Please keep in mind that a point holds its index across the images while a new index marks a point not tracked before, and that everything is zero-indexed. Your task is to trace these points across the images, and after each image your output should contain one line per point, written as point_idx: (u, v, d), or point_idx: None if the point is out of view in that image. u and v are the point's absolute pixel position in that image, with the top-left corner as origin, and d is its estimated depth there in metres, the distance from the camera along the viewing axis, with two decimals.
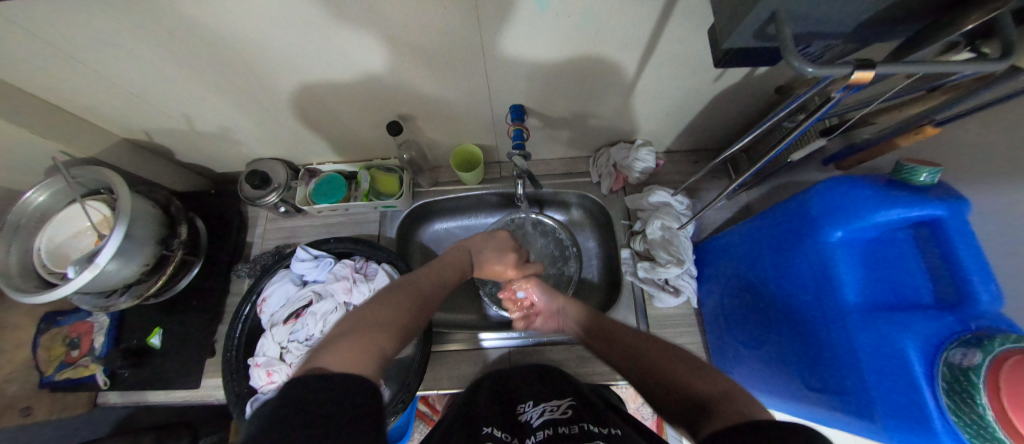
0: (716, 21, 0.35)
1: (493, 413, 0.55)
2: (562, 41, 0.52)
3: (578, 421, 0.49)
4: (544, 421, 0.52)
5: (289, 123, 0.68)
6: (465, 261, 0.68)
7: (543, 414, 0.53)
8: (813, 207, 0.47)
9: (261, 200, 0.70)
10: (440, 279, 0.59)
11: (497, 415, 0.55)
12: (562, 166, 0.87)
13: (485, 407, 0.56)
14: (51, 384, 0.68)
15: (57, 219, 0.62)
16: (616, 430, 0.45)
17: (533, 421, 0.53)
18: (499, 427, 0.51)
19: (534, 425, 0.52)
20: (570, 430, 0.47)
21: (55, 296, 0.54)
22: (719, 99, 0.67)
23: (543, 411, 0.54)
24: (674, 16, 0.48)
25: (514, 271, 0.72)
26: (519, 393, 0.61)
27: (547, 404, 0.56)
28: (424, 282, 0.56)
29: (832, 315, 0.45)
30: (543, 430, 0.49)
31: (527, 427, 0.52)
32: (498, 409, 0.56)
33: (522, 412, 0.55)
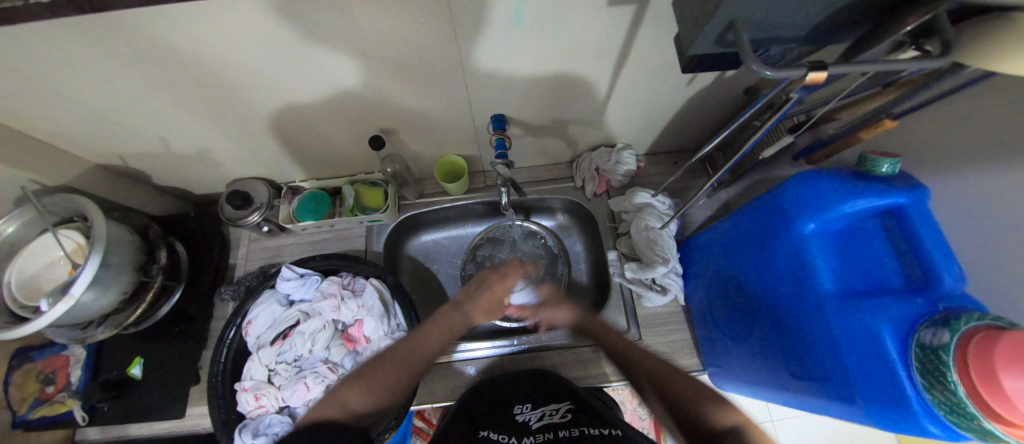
0: (681, 28, 0.36)
1: (491, 419, 0.56)
2: (538, 53, 0.54)
3: (577, 425, 0.49)
4: (543, 425, 0.52)
5: (270, 142, 0.68)
6: (458, 318, 0.65)
7: (541, 419, 0.54)
8: (786, 201, 0.49)
9: (243, 220, 0.69)
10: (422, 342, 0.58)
11: (496, 421, 0.55)
12: (546, 173, 0.88)
13: (483, 414, 0.57)
14: (25, 422, 0.64)
15: (29, 250, 0.61)
16: (615, 431, 0.46)
17: (532, 423, 0.53)
18: (498, 432, 0.52)
19: (533, 428, 0.52)
20: (570, 434, 0.48)
21: (27, 330, 0.52)
22: (694, 102, 0.69)
23: (541, 414, 0.55)
24: (644, 24, 0.50)
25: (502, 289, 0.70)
26: (515, 396, 0.61)
27: (546, 409, 0.56)
28: (404, 346, 0.57)
29: (810, 304, 0.47)
30: (542, 433, 0.50)
31: (525, 430, 0.52)
32: (496, 414, 0.57)
33: (520, 415, 0.56)
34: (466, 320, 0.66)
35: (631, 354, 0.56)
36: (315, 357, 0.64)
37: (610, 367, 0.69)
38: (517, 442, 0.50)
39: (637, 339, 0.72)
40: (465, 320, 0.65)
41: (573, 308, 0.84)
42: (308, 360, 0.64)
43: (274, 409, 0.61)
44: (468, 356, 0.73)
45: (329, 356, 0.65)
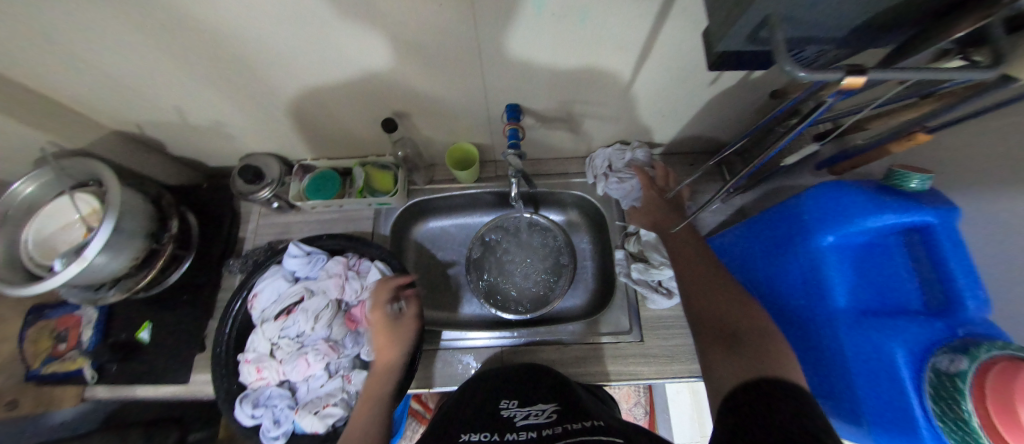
0: (710, 23, 0.34)
1: (474, 415, 0.55)
2: (558, 42, 0.52)
3: (561, 423, 0.49)
4: (527, 423, 0.52)
5: (284, 119, 0.68)
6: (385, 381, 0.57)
7: (526, 417, 0.53)
8: (806, 212, 0.47)
9: (254, 195, 0.70)
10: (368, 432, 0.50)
11: (479, 417, 0.54)
12: (558, 167, 0.87)
13: (468, 409, 0.56)
14: (39, 377, 0.67)
15: (45, 211, 0.61)
16: (597, 423, 0.47)
17: (516, 421, 0.53)
18: (477, 431, 0.50)
19: (517, 424, 0.52)
20: (552, 431, 0.47)
21: (41, 289, 0.53)
22: (716, 102, 0.67)
23: (527, 413, 0.54)
24: (671, 16, 0.48)
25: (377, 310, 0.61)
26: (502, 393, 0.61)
27: (532, 408, 0.55)
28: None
29: (822, 318, 0.45)
30: (525, 431, 0.50)
31: (509, 425, 0.52)
32: (480, 411, 0.56)
33: (505, 411, 0.55)
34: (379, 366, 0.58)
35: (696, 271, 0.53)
36: (317, 335, 0.63)
37: (610, 366, 0.69)
38: (498, 437, 0.49)
39: (638, 341, 0.71)
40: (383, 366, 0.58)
41: (576, 304, 0.83)
42: (309, 337, 0.63)
43: (274, 382, 0.62)
44: (467, 346, 0.73)
45: (332, 334, 0.64)
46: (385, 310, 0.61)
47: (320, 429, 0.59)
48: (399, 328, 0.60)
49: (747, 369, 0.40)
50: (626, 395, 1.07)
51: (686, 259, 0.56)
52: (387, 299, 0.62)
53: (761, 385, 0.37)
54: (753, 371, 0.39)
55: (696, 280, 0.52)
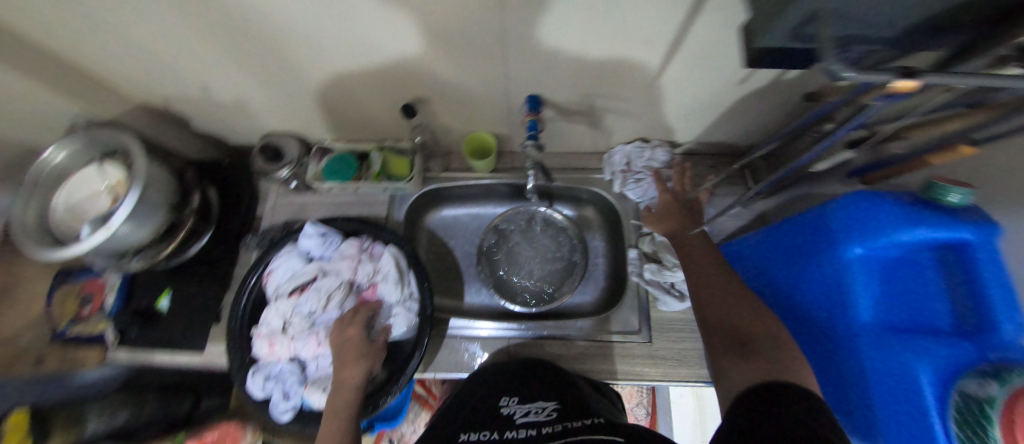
0: (752, 16, 0.33)
1: (475, 413, 0.56)
2: (584, 31, 0.51)
3: (562, 421, 0.50)
4: (526, 421, 0.53)
5: (306, 99, 0.68)
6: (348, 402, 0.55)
7: (526, 414, 0.54)
8: (834, 222, 0.45)
9: (274, 174, 0.73)
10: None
11: (480, 415, 0.56)
12: (576, 161, 0.85)
13: (469, 406, 0.57)
14: (65, 337, 0.70)
15: (74, 180, 0.63)
16: (598, 419, 0.48)
17: (515, 419, 0.54)
18: (476, 431, 0.52)
19: (517, 423, 0.53)
20: (553, 430, 0.48)
21: (70, 253, 0.55)
22: (744, 103, 0.65)
23: (527, 410, 0.55)
24: (705, 9, 0.46)
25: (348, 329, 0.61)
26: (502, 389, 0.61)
27: (532, 405, 0.56)
28: None
29: (843, 332, 0.44)
30: (524, 429, 0.51)
31: (509, 423, 0.53)
32: (479, 409, 0.57)
33: (505, 408, 0.56)
34: (345, 384, 0.56)
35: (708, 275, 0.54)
36: (329, 315, 0.64)
37: (617, 365, 0.68)
38: (498, 435, 0.51)
39: (647, 342, 0.70)
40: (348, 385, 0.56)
41: (586, 301, 0.82)
42: (320, 317, 0.64)
43: (285, 358, 0.64)
44: (473, 336, 0.73)
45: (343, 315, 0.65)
46: (355, 329, 0.61)
47: None
48: (367, 345, 0.60)
49: (759, 371, 0.40)
50: (629, 395, 1.07)
51: (696, 264, 0.57)
52: (355, 318, 0.62)
53: (772, 386, 0.37)
54: (765, 372, 0.39)
55: (707, 285, 0.52)
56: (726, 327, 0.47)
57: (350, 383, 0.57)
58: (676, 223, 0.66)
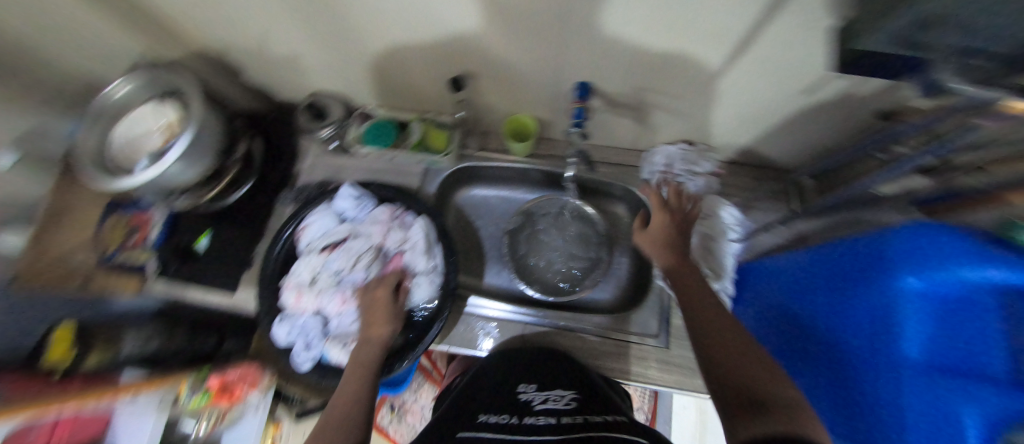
0: (854, 16, 0.30)
1: (494, 400, 0.57)
2: (652, 21, 0.49)
3: (581, 413, 0.49)
4: (544, 408, 0.53)
5: (357, 62, 0.68)
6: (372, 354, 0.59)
7: (544, 402, 0.55)
8: (890, 249, 0.43)
9: (316, 132, 0.76)
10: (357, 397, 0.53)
11: (499, 402, 0.56)
12: (614, 156, 0.84)
13: (490, 388, 0.59)
14: (110, 263, 0.73)
15: (133, 115, 0.66)
16: (620, 417, 0.47)
17: (534, 405, 0.54)
18: (497, 414, 0.52)
19: (535, 409, 0.53)
20: (573, 420, 0.47)
21: (127, 184, 0.58)
22: (806, 114, 0.61)
23: (545, 398, 0.56)
24: (785, 10, 0.43)
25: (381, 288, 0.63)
26: (521, 376, 0.63)
27: (551, 393, 0.57)
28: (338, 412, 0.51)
29: (882, 364, 0.42)
30: (543, 416, 0.50)
31: (527, 408, 0.54)
32: (498, 394, 0.58)
33: (524, 396, 0.57)
34: (374, 341, 0.59)
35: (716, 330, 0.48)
36: (354, 276, 0.66)
37: (632, 366, 0.68)
38: (516, 420, 0.50)
39: (664, 347, 0.69)
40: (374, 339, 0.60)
41: (604, 297, 0.82)
42: (347, 276, 0.66)
43: (308, 312, 0.65)
44: (487, 315, 0.74)
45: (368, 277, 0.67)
46: (388, 289, 0.63)
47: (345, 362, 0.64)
48: (395, 307, 0.62)
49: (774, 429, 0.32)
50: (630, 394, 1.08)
51: (702, 315, 0.51)
52: (389, 280, 0.64)
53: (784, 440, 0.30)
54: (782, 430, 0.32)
55: (714, 340, 0.47)
56: (735, 386, 0.40)
57: (378, 340, 0.60)
58: (670, 248, 0.61)
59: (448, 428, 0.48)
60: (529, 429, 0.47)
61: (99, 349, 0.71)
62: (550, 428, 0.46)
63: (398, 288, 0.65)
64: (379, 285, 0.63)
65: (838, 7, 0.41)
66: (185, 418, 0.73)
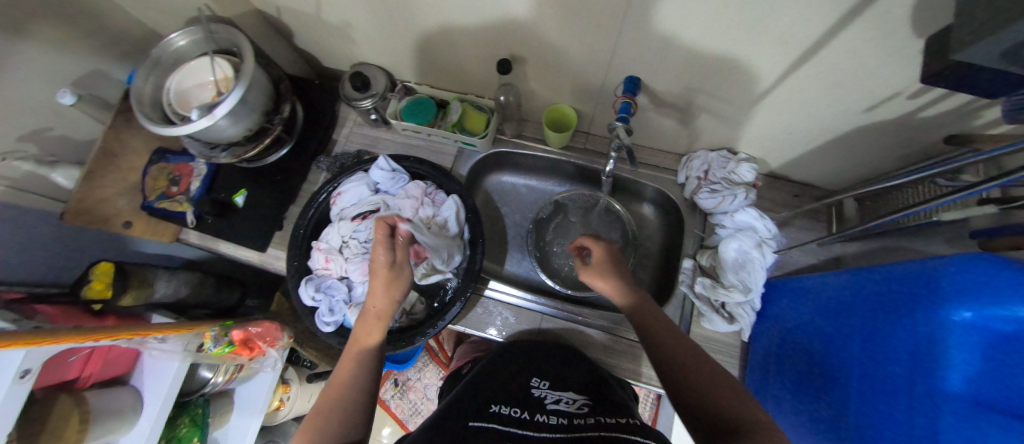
0: (956, 26, 0.29)
1: (504, 390, 0.55)
2: (716, 23, 0.47)
3: (593, 415, 0.47)
4: (556, 408, 0.51)
5: (408, 37, 0.68)
6: (372, 323, 0.54)
7: (556, 402, 0.53)
8: (944, 279, 0.38)
9: (357, 102, 0.73)
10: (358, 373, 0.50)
11: (510, 394, 0.54)
12: (649, 157, 0.83)
13: (504, 380, 0.58)
14: (151, 209, 0.75)
15: (188, 67, 0.67)
16: (632, 420, 0.46)
17: (546, 403, 0.52)
18: (508, 405, 0.51)
19: (547, 407, 0.51)
20: (586, 421, 0.46)
21: (175, 133, 0.59)
22: (863, 131, 0.60)
23: (557, 398, 0.54)
24: (861, 19, 0.41)
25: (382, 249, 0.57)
26: (533, 372, 0.61)
27: (563, 395, 0.55)
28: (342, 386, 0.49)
29: (919, 396, 0.39)
30: (555, 416, 0.48)
31: (539, 406, 0.51)
32: (510, 387, 0.56)
33: (535, 391, 0.56)
34: (375, 313, 0.54)
35: (673, 349, 0.50)
36: None
37: (643, 368, 0.71)
38: (527, 415, 0.48)
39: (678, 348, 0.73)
40: (375, 308, 0.55)
41: None
42: None
43: (336, 276, 0.68)
44: (503, 300, 0.76)
45: None
46: (388, 252, 0.57)
47: None
48: (395, 273, 0.56)
49: None
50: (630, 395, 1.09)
51: (658, 336, 0.53)
52: (386, 240, 0.58)
53: None
54: None
55: (676, 363, 0.48)
56: (712, 413, 0.41)
57: (381, 312, 0.55)
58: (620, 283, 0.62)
59: (458, 417, 0.47)
60: (539, 428, 0.45)
61: (136, 290, 0.68)
62: (561, 427, 0.45)
63: (399, 250, 0.58)
64: (375, 247, 0.57)
65: (922, 19, 0.39)
66: (204, 368, 0.77)
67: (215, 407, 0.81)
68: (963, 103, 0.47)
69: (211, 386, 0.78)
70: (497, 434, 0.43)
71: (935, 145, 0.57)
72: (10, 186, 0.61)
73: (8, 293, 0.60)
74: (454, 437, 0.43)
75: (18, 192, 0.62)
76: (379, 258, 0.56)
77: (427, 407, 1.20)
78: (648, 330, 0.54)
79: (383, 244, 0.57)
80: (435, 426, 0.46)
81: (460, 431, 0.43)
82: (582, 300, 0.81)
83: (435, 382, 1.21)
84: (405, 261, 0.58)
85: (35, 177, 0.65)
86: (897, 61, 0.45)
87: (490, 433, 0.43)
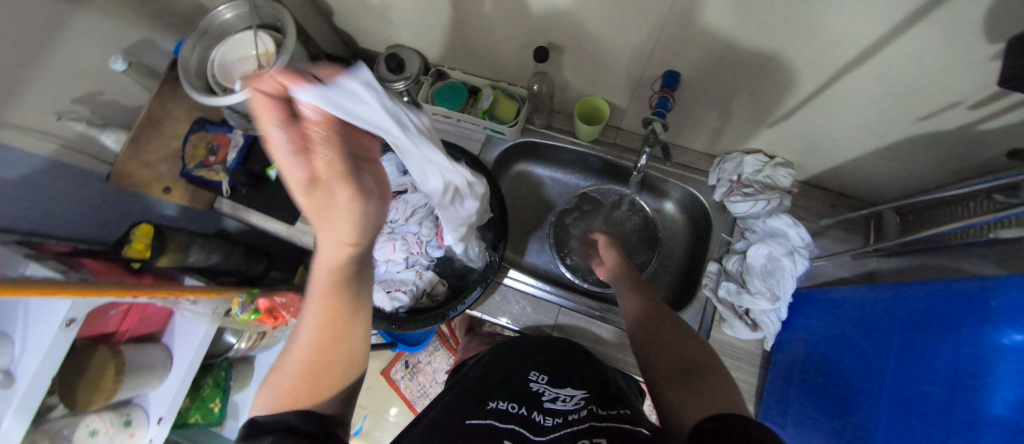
0: None
1: (503, 384, 0.56)
2: (769, 17, 0.45)
3: (586, 407, 0.48)
4: (553, 405, 0.51)
5: (447, 20, 0.68)
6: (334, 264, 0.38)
7: (553, 398, 0.53)
8: (994, 298, 0.37)
9: (391, 84, 0.74)
10: (330, 334, 0.40)
11: (509, 388, 0.55)
12: (681, 156, 0.81)
13: (505, 374, 0.58)
14: (190, 177, 0.77)
15: (232, 41, 0.68)
16: (626, 411, 0.46)
17: (544, 401, 0.52)
18: (505, 401, 0.51)
19: (544, 404, 0.51)
20: (578, 415, 0.46)
21: (217, 103, 0.61)
22: (913, 142, 0.57)
23: (555, 396, 0.53)
24: (927, 21, 0.39)
25: (287, 153, 0.32)
26: (533, 365, 0.62)
27: (560, 391, 0.55)
28: (317, 345, 0.40)
29: (957, 420, 0.37)
30: (551, 414, 0.48)
31: (537, 402, 0.51)
32: (511, 381, 0.57)
33: (534, 386, 0.56)
34: (330, 264, 0.38)
35: (648, 313, 0.57)
36: (408, 228, 0.69)
37: None
38: (524, 411, 0.49)
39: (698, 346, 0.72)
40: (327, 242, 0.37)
41: None
42: (401, 227, 0.69)
43: None
44: (520, 290, 0.76)
45: (419, 231, 0.69)
46: (304, 162, 0.33)
47: (386, 308, 0.67)
48: (326, 203, 0.35)
49: (713, 402, 0.39)
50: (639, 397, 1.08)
51: (639, 305, 0.59)
52: (292, 144, 0.32)
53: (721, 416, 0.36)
54: (719, 405, 0.38)
55: (649, 324, 0.55)
56: (673, 362, 0.48)
57: (335, 262, 0.38)
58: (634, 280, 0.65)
59: (454, 412, 0.48)
60: (535, 425, 0.45)
61: (172, 253, 0.71)
62: (557, 426, 0.44)
63: (321, 162, 0.34)
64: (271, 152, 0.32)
65: (998, 23, 0.36)
66: (229, 334, 0.79)
67: (236, 371, 0.84)
68: None
69: (234, 351, 0.81)
70: (491, 431, 0.43)
71: (992, 161, 0.54)
72: (64, 145, 0.64)
73: (55, 246, 0.63)
74: (449, 432, 0.43)
75: (70, 152, 0.65)
76: (285, 169, 0.33)
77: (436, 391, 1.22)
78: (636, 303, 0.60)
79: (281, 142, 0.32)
80: (432, 421, 0.47)
81: (455, 428, 0.44)
82: (601, 296, 0.81)
83: (445, 367, 1.23)
84: (338, 182, 0.34)
85: (86, 138, 0.68)
86: (962, 68, 0.43)
87: (485, 429, 0.43)
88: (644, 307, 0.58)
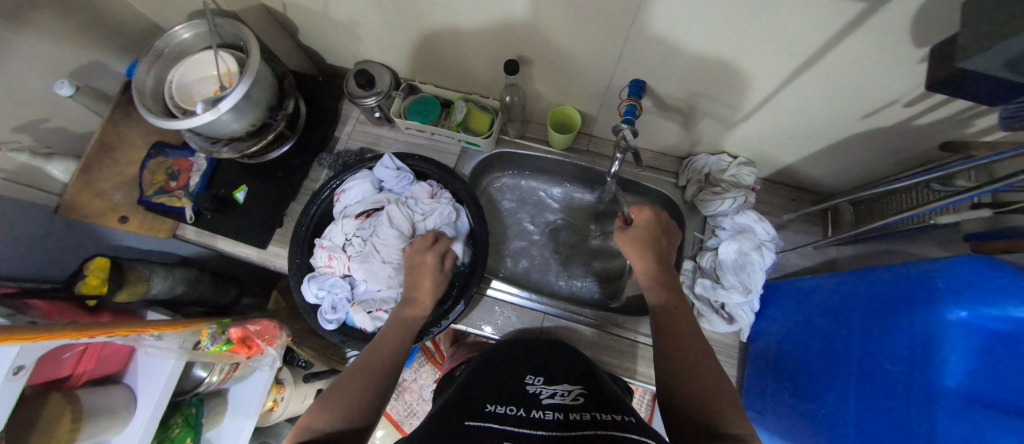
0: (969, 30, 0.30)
1: (502, 389, 0.54)
2: (718, 28, 0.48)
3: (588, 410, 0.47)
4: (552, 403, 0.50)
5: (416, 35, 0.68)
6: (416, 310, 0.60)
7: (551, 396, 0.52)
8: (941, 279, 0.39)
9: (361, 100, 0.73)
10: (397, 348, 0.56)
11: (506, 392, 0.54)
12: (652, 160, 0.85)
13: (499, 380, 0.57)
14: (149, 203, 0.73)
15: (191, 61, 0.65)
16: (627, 417, 0.45)
17: (541, 399, 0.51)
18: (504, 404, 0.50)
19: (543, 403, 0.50)
20: (580, 416, 0.45)
21: (174, 126, 0.56)
22: (858, 138, 0.62)
23: (552, 392, 0.53)
24: (862, 29, 0.43)
25: (428, 254, 0.63)
26: (529, 369, 0.62)
27: (557, 390, 0.54)
28: (385, 353, 0.54)
29: (919, 394, 0.39)
30: (551, 411, 0.48)
31: (535, 402, 0.50)
32: (508, 386, 0.56)
33: (531, 388, 0.55)
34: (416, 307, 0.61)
35: (675, 346, 0.54)
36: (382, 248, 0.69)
37: (640, 367, 0.72)
38: (522, 412, 0.48)
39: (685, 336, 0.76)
40: (421, 297, 0.61)
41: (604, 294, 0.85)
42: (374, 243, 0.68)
43: (338, 273, 0.69)
44: (500, 298, 0.76)
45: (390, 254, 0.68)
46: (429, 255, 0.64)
47: (368, 327, 0.66)
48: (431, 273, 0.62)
49: None
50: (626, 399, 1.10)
51: (681, 341, 0.55)
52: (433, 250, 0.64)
53: None
54: None
55: (682, 357, 0.52)
56: (701, 410, 0.46)
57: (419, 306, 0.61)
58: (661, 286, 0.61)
59: (456, 416, 0.47)
60: (534, 424, 0.44)
61: (131, 286, 0.66)
62: (556, 423, 0.44)
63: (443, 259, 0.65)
64: (423, 251, 0.64)
65: (922, 30, 0.40)
66: (198, 367, 0.76)
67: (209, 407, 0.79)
68: (957, 112, 0.49)
69: (204, 386, 0.77)
70: (494, 433, 0.42)
71: (929, 151, 0.59)
72: (4, 178, 0.60)
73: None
74: (451, 437, 0.42)
75: (12, 184, 0.61)
76: (427, 258, 0.63)
77: (423, 408, 1.20)
78: (671, 329, 0.57)
79: (431, 252, 0.64)
80: (431, 428, 0.45)
81: (456, 431, 0.43)
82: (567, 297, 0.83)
83: (431, 383, 1.21)
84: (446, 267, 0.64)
85: (29, 168, 0.63)
86: (897, 70, 0.47)
87: (487, 432, 0.42)
88: (686, 349, 0.53)
